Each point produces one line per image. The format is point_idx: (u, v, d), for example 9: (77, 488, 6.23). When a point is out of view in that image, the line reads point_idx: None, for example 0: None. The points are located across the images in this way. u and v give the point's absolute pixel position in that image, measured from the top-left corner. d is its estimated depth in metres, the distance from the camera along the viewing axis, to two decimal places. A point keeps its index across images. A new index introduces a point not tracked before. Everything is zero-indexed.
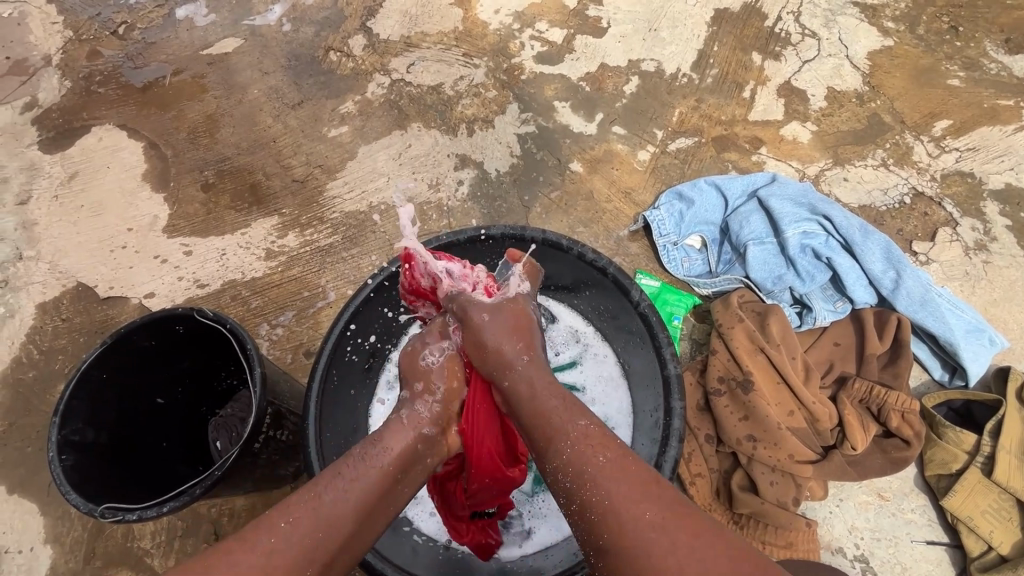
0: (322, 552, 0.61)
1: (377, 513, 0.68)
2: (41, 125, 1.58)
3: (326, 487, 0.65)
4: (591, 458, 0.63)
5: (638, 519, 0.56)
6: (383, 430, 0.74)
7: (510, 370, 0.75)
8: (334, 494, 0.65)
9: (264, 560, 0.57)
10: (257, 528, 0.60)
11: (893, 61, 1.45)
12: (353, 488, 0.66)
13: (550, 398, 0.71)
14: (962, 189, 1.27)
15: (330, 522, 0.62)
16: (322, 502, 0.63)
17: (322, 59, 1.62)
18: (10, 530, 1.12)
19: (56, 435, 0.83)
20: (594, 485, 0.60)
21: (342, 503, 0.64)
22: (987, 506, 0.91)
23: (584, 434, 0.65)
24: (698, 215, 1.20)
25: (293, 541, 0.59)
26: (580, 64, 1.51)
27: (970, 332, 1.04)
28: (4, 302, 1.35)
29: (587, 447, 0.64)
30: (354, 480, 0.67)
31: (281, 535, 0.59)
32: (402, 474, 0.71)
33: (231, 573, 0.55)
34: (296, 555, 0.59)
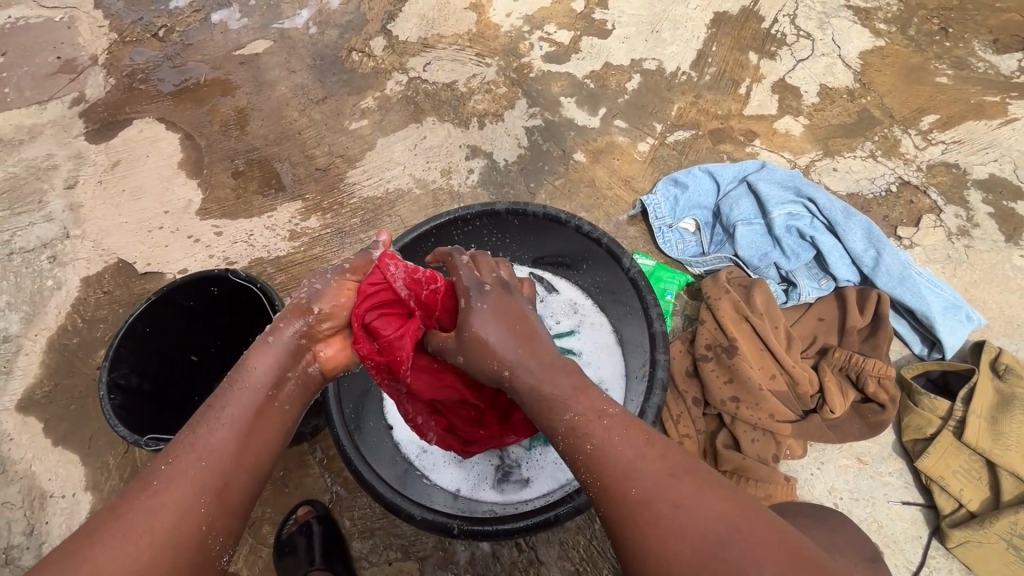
0: (212, 479, 0.63)
1: (259, 433, 0.69)
2: (88, 118, 1.72)
3: (200, 427, 0.67)
4: (582, 446, 0.65)
5: (629, 491, 0.60)
6: (238, 373, 0.73)
7: (508, 364, 0.73)
8: (207, 426, 0.67)
9: (153, 504, 0.60)
10: (143, 481, 0.62)
11: (884, 60, 1.52)
12: (223, 416, 0.68)
13: (545, 385, 0.70)
14: (947, 179, 1.33)
15: (212, 454, 0.64)
16: (199, 437, 0.66)
17: (345, 59, 1.74)
18: (54, 477, 1.22)
19: (106, 377, 0.93)
20: (591, 466, 0.63)
21: (218, 433, 0.66)
22: (958, 467, 0.97)
23: (572, 426, 0.66)
24: (692, 200, 1.28)
25: (179, 477, 0.62)
26: (585, 62, 1.61)
27: (947, 309, 1.10)
28: (52, 276, 1.47)
29: (583, 429, 0.66)
30: (223, 414, 0.68)
31: (161, 480, 0.62)
32: (276, 387, 0.74)
33: (123, 520, 0.58)
34: (180, 488, 0.61)
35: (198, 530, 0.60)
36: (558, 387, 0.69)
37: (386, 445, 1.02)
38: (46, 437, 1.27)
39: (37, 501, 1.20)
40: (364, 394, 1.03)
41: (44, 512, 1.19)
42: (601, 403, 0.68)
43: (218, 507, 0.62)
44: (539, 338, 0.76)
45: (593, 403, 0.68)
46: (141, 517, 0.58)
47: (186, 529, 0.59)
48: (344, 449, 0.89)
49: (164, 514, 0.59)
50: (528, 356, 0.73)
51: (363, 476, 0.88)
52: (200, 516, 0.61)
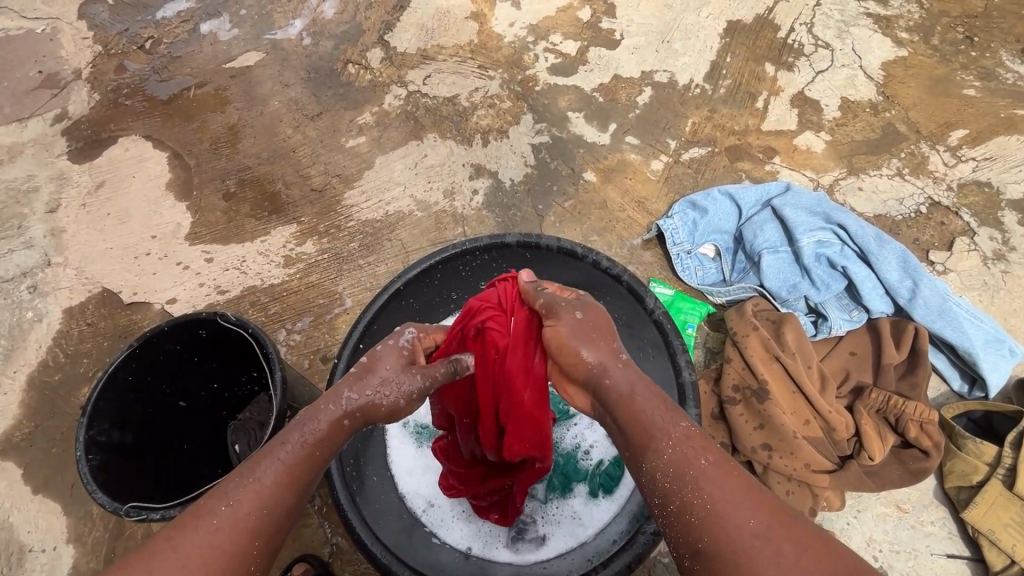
0: (266, 527, 0.60)
1: (311, 485, 0.65)
2: (71, 136, 1.63)
3: (262, 468, 0.62)
4: (693, 463, 0.59)
5: (745, 523, 0.53)
6: (307, 419, 0.67)
7: (607, 371, 0.68)
8: (270, 469, 0.62)
9: (206, 543, 0.57)
10: (199, 512, 0.59)
11: (907, 71, 1.45)
12: (286, 461, 0.63)
13: (644, 399, 0.64)
14: (979, 199, 1.27)
15: (273, 501, 0.61)
16: (259, 479, 0.62)
17: (341, 72, 1.66)
18: (34, 529, 1.14)
19: (83, 435, 0.85)
20: (699, 489, 0.57)
21: (282, 481, 0.62)
22: (1010, 520, 0.89)
23: (685, 436, 0.61)
24: (712, 224, 1.21)
25: (235, 522, 0.59)
26: (593, 75, 1.53)
27: (989, 342, 1.03)
28: (32, 307, 1.39)
29: (687, 451, 0.60)
30: (288, 462, 0.63)
31: (219, 519, 0.58)
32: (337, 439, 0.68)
33: (174, 554, 0.55)
34: (235, 534, 0.58)
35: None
36: (655, 404, 0.64)
37: (390, 501, 0.95)
38: (24, 484, 1.19)
39: (15, 556, 1.12)
40: (365, 443, 0.96)
41: (23, 568, 1.11)
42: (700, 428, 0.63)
43: (266, 555, 0.60)
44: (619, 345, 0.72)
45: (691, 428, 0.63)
46: (192, 557, 0.55)
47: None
48: (346, 515, 0.83)
49: (215, 559, 0.56)
50: (624, 361, 0.69)
51: (367, 545, 0.82)
52: (252, 560, 0.58)
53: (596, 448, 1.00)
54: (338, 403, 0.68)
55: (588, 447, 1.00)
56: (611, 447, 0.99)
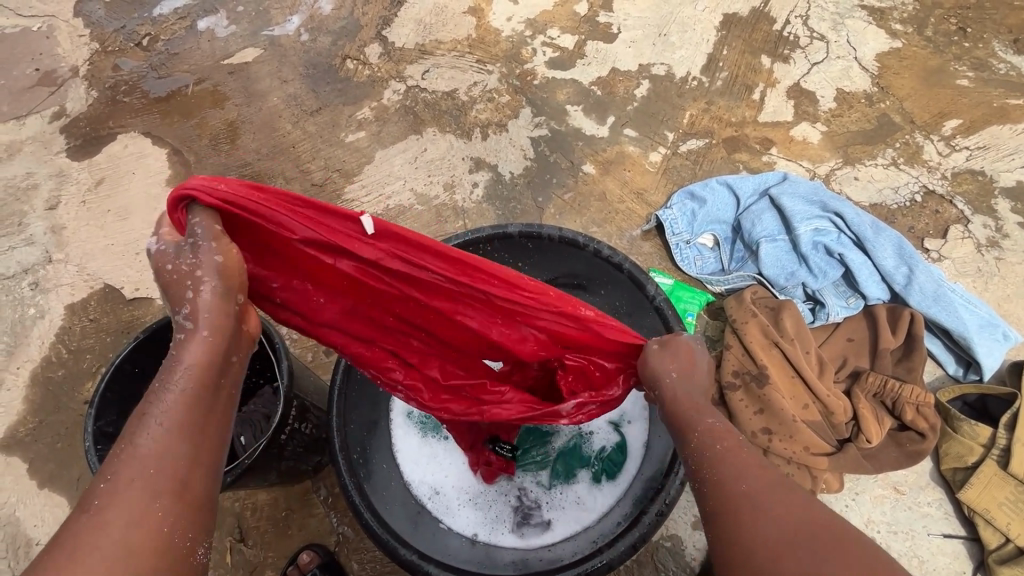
0: (164, 482, 0.52)
1: (208, 421, 0.57)
2: (69, 133, 1.63)
3: (135, 436, 0.53)
4: (711, 444, 0.62)
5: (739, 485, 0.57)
6: (168, 360, 0.57)
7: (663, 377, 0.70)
8: (141, 433, 0.53)
9: (88, 528, 0.48)
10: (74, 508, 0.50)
11: (901, 63, 1.47)
12: (158, 416, 0.54)
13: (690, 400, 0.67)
14: (973, 187, 1.29)
15: (159, 456, 0.52)
16: (133, 446, 0.53)
17: (339, 67, 1.66)
18: (40, 522, 1.15)
19: (92, 426, 0.86)
20: (710, 463, 0.60)
21: (163, 435, 0.54)
22: (1005, 499, 0.92)
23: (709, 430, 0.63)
24: (710, 214, 1.23)
25: (119, 495, 0.50)
26: (591, 68, 1.54)
27: (983, 327, 1.05)
28: (34, 304, 1.39)
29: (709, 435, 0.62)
30: (163, 404, 0.55)
31: (95, 503, 0.49)
32: (218, 369, 0.59)
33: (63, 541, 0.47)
34: (125, 504, 0.49)
35: (166, 535, 0.50)
36: (700, 407, 0.66)
37: (396, 489, 0.96)
38: (30, 478, 1.19)
39: (21, 550, 1.13)
40: (370, 432, 0.98)
41: (29, 561, 1.12)
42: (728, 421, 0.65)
43: (179, 510, 0.51)
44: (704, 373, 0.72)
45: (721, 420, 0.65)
46: (86, 544, 0.47)
47: (149, 540, 0.49)
48: (353, 499, 0.85)
49: (112, 535, 0.48)
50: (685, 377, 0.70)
51: (374, 529, 0.83)
52: (160, 521, 0.50)
53: (598, 434, 1.01)
54: (185, 329, 0.58)
55: (590, 433, 1.01)
56: (613, 433, 1.00)
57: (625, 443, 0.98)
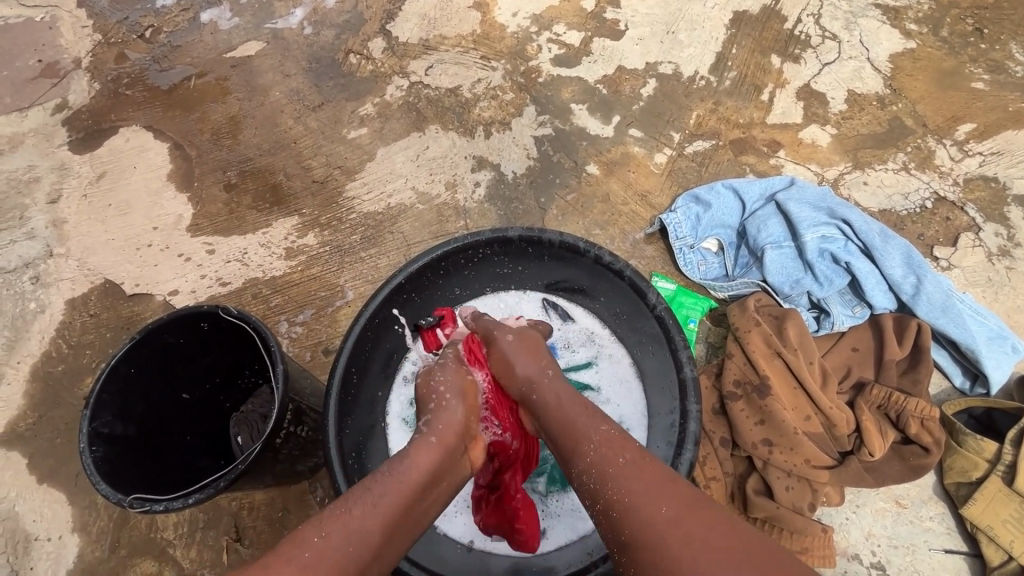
0: (351, 567, 0.61)
1: (405, 531, 0.68)
2: (71, 126, 1.62)
3: (354, 507, 0.65)
4: (609, 472, 0.67)
5: (660, 513, 0.60)
6: (404, 459, 0.73)
7: (533, 389, 0.82)
8: (361, 507, 0.65)
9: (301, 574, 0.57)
10: (293, 544, 0.60)
11: (915, 64, 1.43)
12: (379, 504, 0.66)
13: (569, 416, 0.77)
14: (986, 194, 1.26)
15: (359, 539, 0.62)
16: (350, 516, 0.64)
17: (342, 62, 1.64)
18: (39, 518, 1.16)
19: (87, 427, 0.86)
20: (618, 496, 0.64)
21: (370, 524, 0.64)
22: (1009, 516, 0.90)
23: (606, 436, 0.71)
24: (715, 218, 1.21)
25: (327, 557, 0.60)
26: (597, 66, 1.51)
27: (992, 339, 1.03)
28: (34, 298, 1.39)
29: (609, 453, 0.69)
30: (380, 497, 0.67)
31: (312, 552, 0.59)
32: (432, 483, 0.73)
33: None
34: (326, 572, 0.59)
35: None
36: (585, 417, 0.76)
37: None
38: (29, 473, 1.20)
39: (21, 545, 1.14)
40: (363, 440, 0.97)
41: (28, 556, 1.13)
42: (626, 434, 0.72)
43: None
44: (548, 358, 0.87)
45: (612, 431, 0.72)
46: None
47: None
48: None
49: None
50: (550, 375, 0.84)
51: None
52: None
53: None
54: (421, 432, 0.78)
55: None
56: None
57: None
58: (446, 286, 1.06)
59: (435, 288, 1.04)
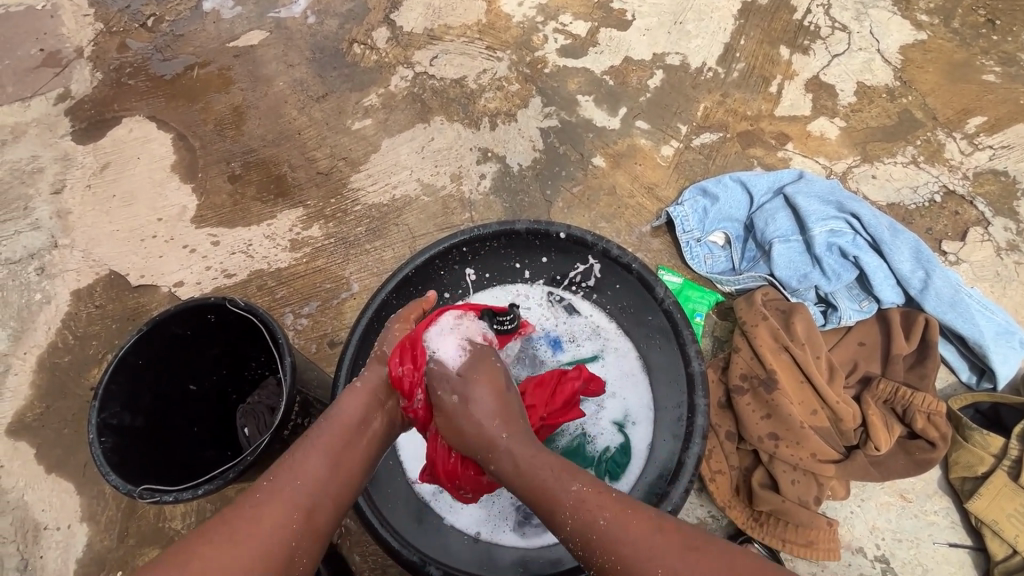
0: (301, 500, 0.67)
1: (349, 460, 0.74)
2: (74, 116, 1.61)
3: (298, 451, 0.72)
4: (592, 527, 0.64)
5: (661, 569, 0.59)
6: (338, 404, 0.79)
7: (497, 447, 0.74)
8: (302, 452, 0.72)
9: (252, 513, 0.65)
10: (247, 492, 0.68)
11: (926, 56, 1.41)
12: (318, 443, 0.73)
13: (534, 465, 0.71)
14: (995, 188, 1.25)
15: (302, 474, 0.69)
16: (295, 460, 0.71)
17: (346, 52, 1.62)
18: (48, 507, 1.17)
19: (95, 418, 0.87)
20: (605, 552, 0.63)
21: (310, 459, 0.71)
22: (1013, 510, 0.91)
23: (580, 499, 0.67)
24: (722, 211, 1.20)
25: (276, 494, 0.67)
26: (604, 57, 1.50)
27: (1000, 334, 1.02)
28: (39, 289, 1.39)
29: (587, 507, 0.66)
30: (317, 440, 0.74)
31: (261, 494, 0.67)
32: (365, 420, 0.78)
33: (216, 536, 0.62)
34: (277, 506, 0.66)
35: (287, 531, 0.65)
36: (554, 469, 0.71)
37: (398, 486, 0.97)
38: (38, 463, 1.21)
39: (31, 533, 1.15)
40: None
41: (38, 545, 1.14)
42: (597, 481, 0.69)
43: (307, 534, 0.66)
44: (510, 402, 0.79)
45: (587, 480, 0.69)
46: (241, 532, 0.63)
47: (278, 545, 0.64)
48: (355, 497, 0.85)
49: (260, 530, 0.64)
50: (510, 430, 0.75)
51: (375, 528, 0.83)
52: (291, 532, 0.65)
53: (602, 435, 0.99)
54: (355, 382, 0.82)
55: (594, 434, 1.00)
56: (617, 433, 0.99)
57: (630, 445, 0.97)
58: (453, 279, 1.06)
59: (442, 281, 1.04)
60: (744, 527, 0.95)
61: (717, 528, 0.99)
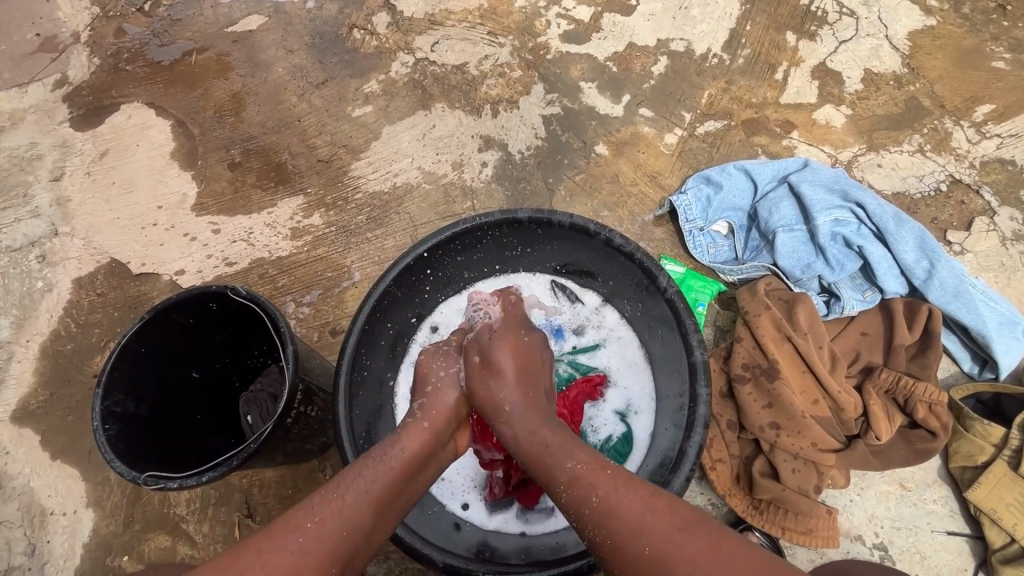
0: (343, 553, 0.65)
1: (394, 502, 0.72)
2: (72, 102, 1.60)
3: (346, 487, 0.69)
4: (586, 501, 0.65)
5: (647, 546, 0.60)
6: (396, 440, 0.76)
7: (504, 412, 0.79)
8: (353, 494, 0.68)
9: (294, 558, 0.61)
10: (285, 529, 0.64)
11: (934, 42, 1.39)
12: (371, 489, 0.70)
13: (544, 436, 0.73)
14: (1002, 177, 1.24)
15: (351, 520, 0.66)
16: (344, 503, 0.67)
17: (346, 37, 1.60)
18: (54, 493, 1.18)
19: (99, 405, 0.87)
20: (597, 524, 0.64)
21: (362, 501, 0.68)
22: (1012, 500, 0.91)
23: (573, 476, 0.67)
24: (725, 200, 1.19)
25: (321, 541, 0.64)
26: (607, 43, 1.47)
27: (1003, 325, 1.02)
28: (41, 277, 1.39)
29: (584, 481, 0.66)
30: (372, 481, 0.70)
31: (305, 538, 0.63)
32: (419, 470, 0.76)
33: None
34: (320, 554, 0.63)
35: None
36: (557, 441, 0.73)
37: None
38: (43, 449, 1.22)
39: (37, 519, 1.16)
40: (375, 420, 0.98)
41: (44, 530, 1.15)
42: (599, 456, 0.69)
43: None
44: (536, 381, 0.83)
45: (585, 458, 0.69)
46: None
47: None
48: None
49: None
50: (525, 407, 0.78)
51: None
52: None
53: (604, 424, 1.00)
54: (413, 416, 0.81)
55: (596, 423, 1.00)
56: (619, 423, 0.99)
57: (631, 434, 0.98)
58: (455, 268, 1.05)
59: (444, 270, 1.04)
60: (744, 515, 0.95)
61: (716, 516, 1.00)
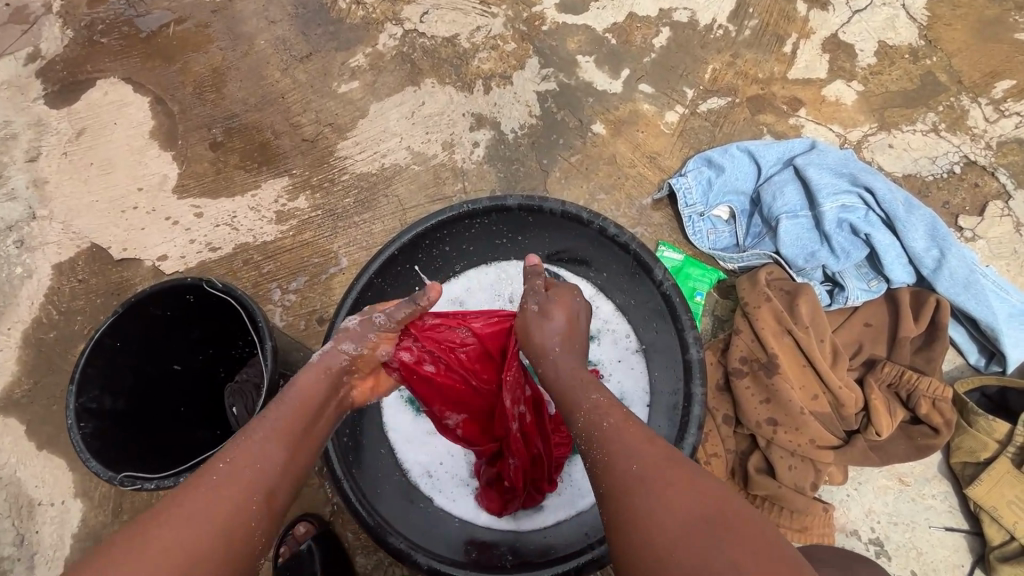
0: (261, 484, 0.61)
1: (304, 439, 0.68)
2: (46, 78, 1.52)
3: (252, 431, 0.65)
4: (598, 425, 0.64)
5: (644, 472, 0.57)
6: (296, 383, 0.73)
7: (547, 352, 0.77)
8: (259, 434, 0.65)
9: (205, 502, 0.57)
10: (197, 481, 0.59)
11: (955, 11, 1.30)
12: (275, 425, 0.66)
13: (579, 373, 0.73)
14: (1019, 158, 1.18)
15: (259, 455, 0.63)
16: (250, 444, 0.63)
17: (330, 7, 1.51)
18: (41, 484, 1.17)
19: (73, 403, 0.84)
20: (601, 446, 0.62)
21: (269, 436, 0.65)
22: (1013, 497, 0.89)
23: (595, 405, 0.67)
24: (727, 183, 1.14)
25: (233, 480, 0.60)
26: (607, 13, 1.38)
27: (1014, 317, 0.98)
28: (20, 263, 1.35)
29: (597, 415, 0.66)
30: (273, 421, 0.67)
31: (216, 481, 0.59)
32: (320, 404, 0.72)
33: (155, 541, 0.53)
34: (234, 490, 0.59)
35: (247, 520, 0.58)
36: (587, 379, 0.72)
37: (387, 474, 0.94)
38: (28, 440, 1.20)
39: (25, 509, 1.15)
40: (360, 415, 0.95)
41: (33, 520, 1.15)
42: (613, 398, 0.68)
43: (267, 518, 0.60)
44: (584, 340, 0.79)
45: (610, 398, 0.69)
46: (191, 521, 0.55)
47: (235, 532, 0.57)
48: (343, 489, 0.83)
49: (212, 526, 0.56)
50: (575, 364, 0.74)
51: (364, 517, 0.82)
52: (249, 518, 0.58)
53: None
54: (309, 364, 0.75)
55: None
56: None
57: None
58: (443, 257, 1.01)
59: (431, 258, 1.00)
60: None
61: None
